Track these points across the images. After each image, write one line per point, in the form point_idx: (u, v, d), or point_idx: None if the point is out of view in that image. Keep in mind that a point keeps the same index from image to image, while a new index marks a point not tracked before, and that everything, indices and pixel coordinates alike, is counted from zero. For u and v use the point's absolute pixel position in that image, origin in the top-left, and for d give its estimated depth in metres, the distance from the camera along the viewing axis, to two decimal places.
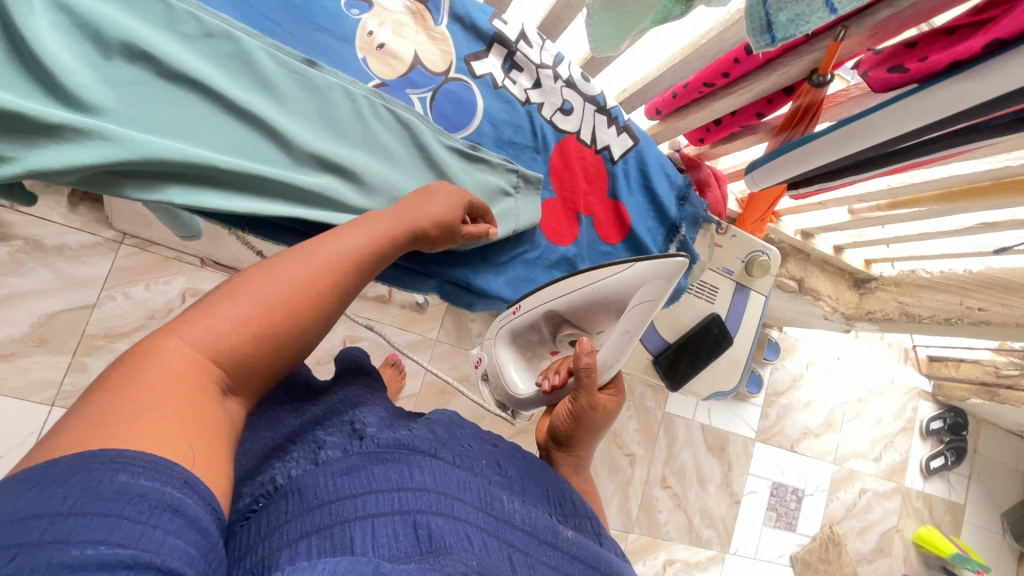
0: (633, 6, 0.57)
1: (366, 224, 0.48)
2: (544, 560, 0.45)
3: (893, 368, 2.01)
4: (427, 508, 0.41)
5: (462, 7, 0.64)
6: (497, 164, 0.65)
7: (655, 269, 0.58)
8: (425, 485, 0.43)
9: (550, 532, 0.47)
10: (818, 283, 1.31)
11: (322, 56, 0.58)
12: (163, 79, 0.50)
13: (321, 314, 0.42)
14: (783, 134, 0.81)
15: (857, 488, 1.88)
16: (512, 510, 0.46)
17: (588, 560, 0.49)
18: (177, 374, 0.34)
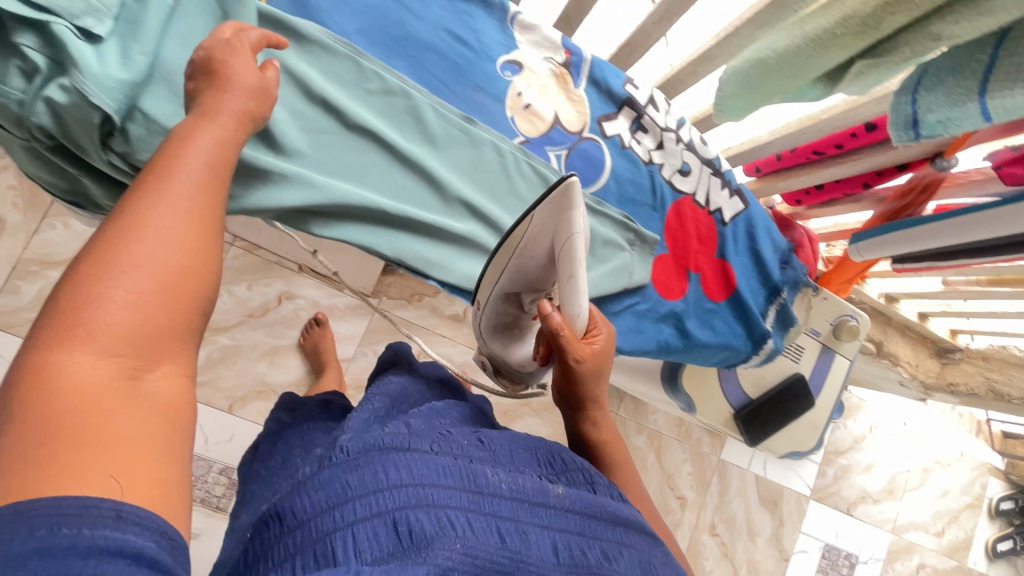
0: (769, 87, 0.60)
1: (213, 122, 0.42)
2: (532, 522, 0.43)
3: (963, 440, 1.92)
4: (407, 502, 0.38)
5: (601, 72, 0.69)
6: (622, 219, 0.68)
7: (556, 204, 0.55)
8: (404, 479, 0.39)
9: (538, 495, 0.44)
10: (898, 348, 1.28)
11: (476, 113, 0.63)
12: (348, 129, 0.56)
13: (201, 225, 0.38)
14: (892, 206, 0.81)
15: (915, 561, 1.80)
16: (495, 482, 0.43)
17: (582, 510, 0.46)
18: (112, 354, 0.32)
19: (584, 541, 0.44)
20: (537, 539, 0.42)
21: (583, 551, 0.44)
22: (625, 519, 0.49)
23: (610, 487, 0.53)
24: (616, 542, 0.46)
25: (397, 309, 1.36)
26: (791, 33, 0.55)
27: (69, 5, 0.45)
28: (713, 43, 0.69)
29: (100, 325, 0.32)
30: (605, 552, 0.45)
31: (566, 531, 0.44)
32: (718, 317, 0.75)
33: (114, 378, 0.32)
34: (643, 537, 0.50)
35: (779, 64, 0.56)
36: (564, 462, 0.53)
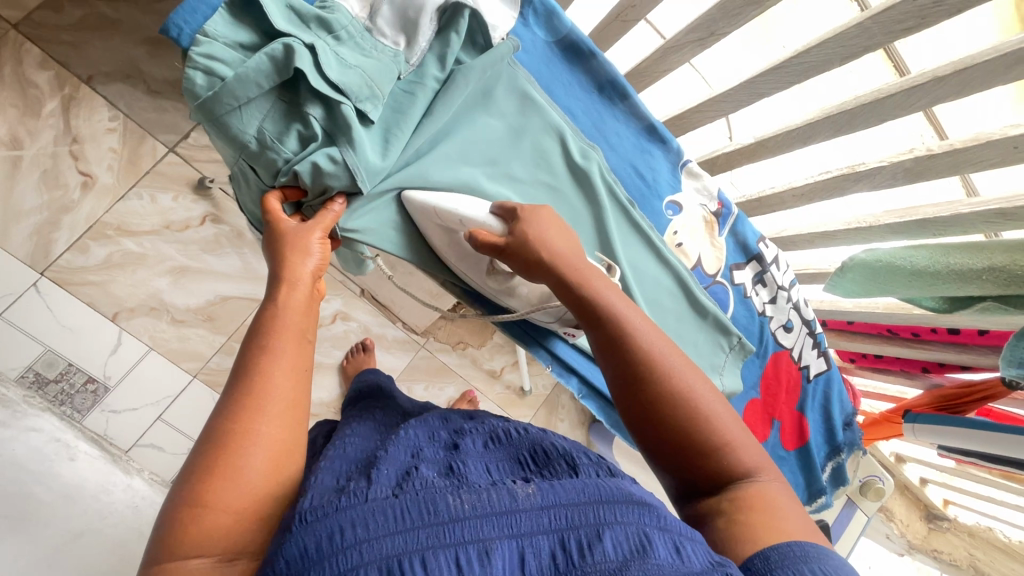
0: (895, 283, 0.67)
1: (307, 263, 0.48)
2: (501, 535, 0.35)
3: None
4: (359, 561, 0.33)
5: (742, 226, 0.76)
6: (732, 348, 0.75)
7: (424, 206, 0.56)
8: (360, 537, 0.34)
9: (503, 501, 0.37)
10: (895, 506, 1.32)
11: (643, 205, 0.72)
12: (540, 194, 0.65)
13: (296, 428, 0.40)
14: (945, 395, 0.88)
15: None
16: (456, 504, 0.36)
17: (567, 502, 0.38)
18: (269, 457, 0.37)
19: (562, 537, 0.36)
20: (501, 557, 0.35)
21: (555, 554, 0.35)
22: (617, 491, 0.39)
23: (602, 466, 0.44)
24: (600, 522, 0.37)
25: (441, 352, 1.39)
26: (932, 257, 0.62)
27: (357, 90, 0.50)
28: (842, 227, 0.74)
29: (251, 434, 0.37)
30: (589, 540, 0.36)
31: (541, 533, 0.36)
32: (787, 464, 0.82)
33: (265, 492, 0.37)
34: (636, 507, 0.38)
35: (911, 276, 0.64)
36: (548, 449, 0.45)
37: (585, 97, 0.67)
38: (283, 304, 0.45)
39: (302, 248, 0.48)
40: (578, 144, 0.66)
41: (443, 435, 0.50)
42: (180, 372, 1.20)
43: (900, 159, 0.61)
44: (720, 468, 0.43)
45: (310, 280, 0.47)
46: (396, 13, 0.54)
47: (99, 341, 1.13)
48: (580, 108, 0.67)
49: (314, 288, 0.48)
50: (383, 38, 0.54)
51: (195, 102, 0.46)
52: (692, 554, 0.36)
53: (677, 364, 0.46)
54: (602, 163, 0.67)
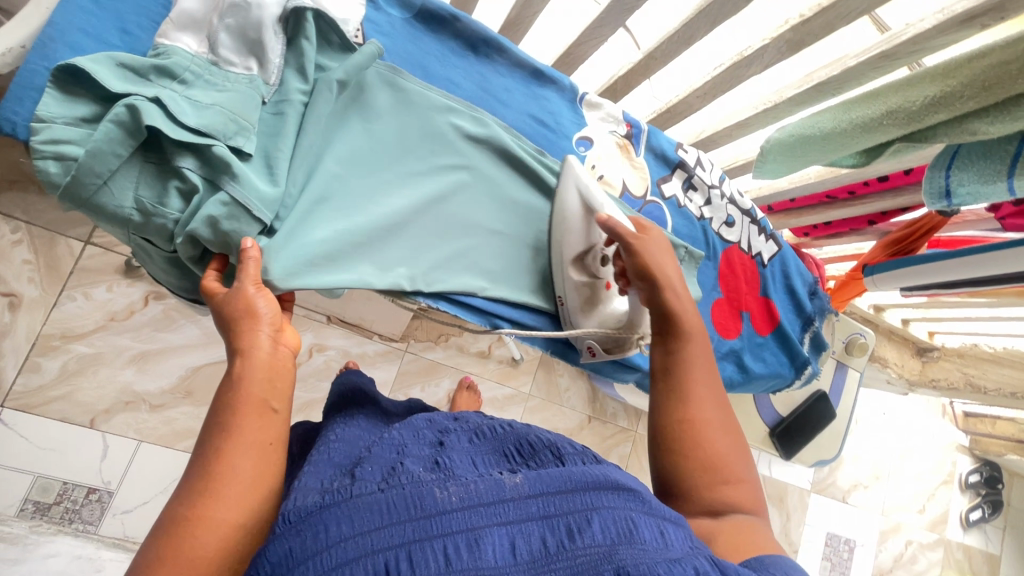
0: (811, 156, 0.69)
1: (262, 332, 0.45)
2: (488, 525, 0.37)
3: (935, 425, 2.10)
4: (344, 557, 0.34)
5: (657, 141, 0.77)
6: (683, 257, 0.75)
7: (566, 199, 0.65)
8: (343, 533, 0.35)
9: (491, 491, 0.39)
10: (886, 352, 1.44)
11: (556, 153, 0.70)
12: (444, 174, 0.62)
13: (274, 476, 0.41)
14: (896, 242, 0.92)
15: (903, 539, 1.96)
16: (445, 497, 0.38)
17: (549, 488, 0.39)
18: (241, 503, 0.38)
19: (552, 523, 0.38)
20: (492, 542, 0.36)
21: (545, 538, 0.37)
22: (607, 479, 0.41)
23: (588, 456, 0.46)
24: (588, 507, 0.39)
25: (425, 351, 1.39)
26: (836, 117, 0.64)
27: (223, 128, 0.48)
28: (751, 113, 0.76)
29: (217, 493, 0.38)
30: (579, 523, 0.38)
31: (530, 520, 0.38)
32: (767, 349, 0.84)
33: (235, 542, 0.37)
34: (625, 495, 0.41)
35: (824, 140, 0.65)
36: (534, 442, 0.47)
37: (462, 62, 0.65)
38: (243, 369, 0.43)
39: (256, 312, 0.46)
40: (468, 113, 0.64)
41: (427, 433, 0.51)
42: (179, 452, 1.18)
43: (779, 33, 0.62)
44: (687, 455, 0.53)
45: (271, 352, 0.45)
46: (237, 36, 0.52)
47: (86, 450, 1.10)
48: (461, 75, 0.65)
49: (280, 348, 0.46)
50: (241, 62, 0.53)
51: (58, 191, 0.44)
52: (674, 537, 0.39)
53: (696, 379, 0.58)
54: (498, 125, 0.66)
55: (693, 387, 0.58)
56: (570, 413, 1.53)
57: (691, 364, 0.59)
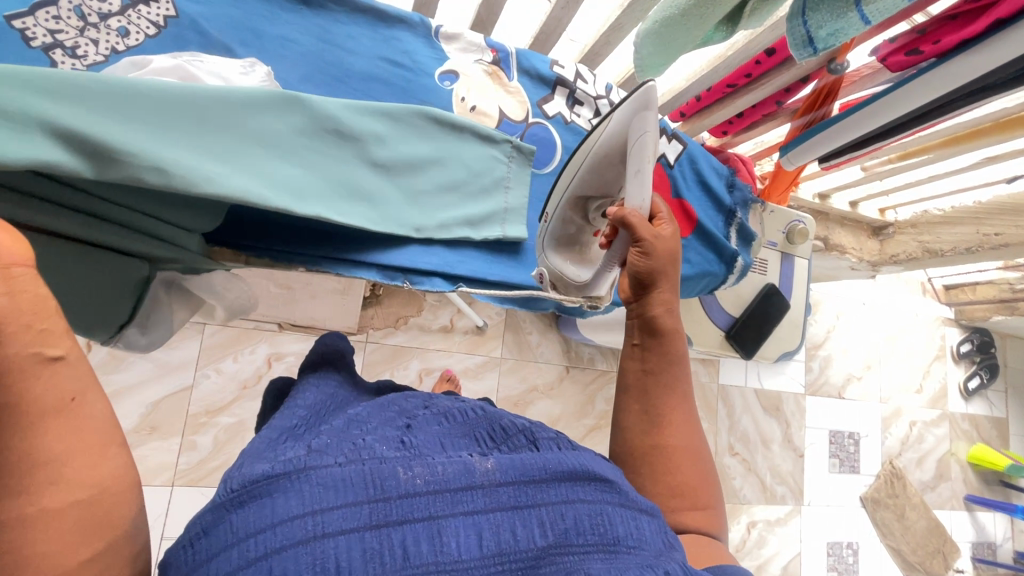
0: (678, 40, 0.67)
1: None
2: (456, 514, 0.33)
3: (918, 304, 2.10)
4: (291, 539, 0.30)
5: (528, 61, 0.74)
6: (509, 154, 0.71)
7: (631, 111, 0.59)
8: (292, 510, 0.31)
9: (461, 476, 0.35)
10: (842, 238, 1.43)
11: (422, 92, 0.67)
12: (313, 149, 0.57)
13: (94, 436, 0.34)
14: (806, 116, 0.90)
15: (906, 421, 1.98)
16: (409, 478, 0.33)
17: (523, 477, 0.36)
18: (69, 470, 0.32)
19: (524, 515, 0.35)
20: (455, 534, 0.33)
21: (515, 531, 0.34)
22: (584, 469, 0.38)
23: (563, 438, 0.41)
24: (562, 501, 0.36)
25: (386, 337, 1.37)
26: None
27: None
28: (620, 11, 0.75)
29: (37, 486, 0.31)
30: (552, 517, 0.36)
31: (499, 509, 0.35)
32: (690, 249, 0.82)
33: (98, 515, 0.32)
34: (600, 486, 0.39)
35: (684, 18, 0.63)
36: (507, 426, 0.41)
37: (296, 17, 0.62)
38: (5, 310, 0.32)
39: None
40: (311, 70, 0.61)
41: (401, 408, 0.45)
42: (158, 488, 1.16)
43: None
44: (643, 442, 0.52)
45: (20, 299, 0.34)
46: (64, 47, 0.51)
47: None
48: (296, 30, 0.61)
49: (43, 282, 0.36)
50: (52, 53, 0.50)
51: None
52: (645, 531, 0.39)
53: (666, 373, 0.55)
54: (347, 77, 0.63)
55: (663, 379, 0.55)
56: (546, 367, 1.53)
57: (667, 364, 0.55)
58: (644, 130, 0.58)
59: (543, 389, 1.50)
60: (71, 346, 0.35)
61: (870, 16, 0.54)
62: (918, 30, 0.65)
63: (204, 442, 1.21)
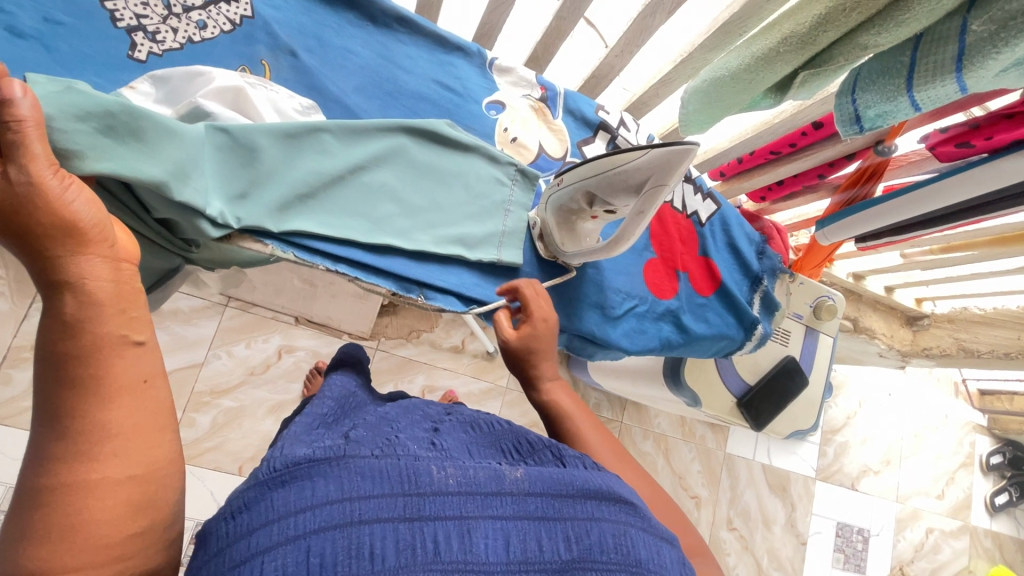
0: (725, 101, 0.68)
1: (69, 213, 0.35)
2: (483, 517, 0.35)
3: (948, 404, 2.00)
4: (329, 520, 0.31)
5: (575, 103, 0.76)
6: (513, 177, 0.68)
7: (665, 158, 0.50)
8: (331, 495, 0.32)
9: (490, 482, 0.36)
10: (873, 322, 1.38)
11: (468, 116, 0.69)
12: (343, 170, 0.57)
13: (149, 409, 0.35)
14: (847, 193, 0.89)
15: (923, 527, 1.85)
16: (442, 478, 0.35)
17: (548, 492, 0.37)
18: (124, 439, 0.33)
19: (549, 527, 0.36)
20: (483, 536, 0.34)
21: (540, 541, 0.35)
22: (608, 489, 0.39)
23: (588, 459, 0.43)
24: (588, 517, 0.37)
25: (397, 347, 1.39)
26: (740, 54, 0.62)
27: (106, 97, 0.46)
28: (671, 67, 0.77)
29: (105, 455, 0.32)
30: (577, 532, 0.36)
31: (525, 518, 0.36)
32: (710, 309, 0.81)
33: (142, 496, 0.33)
34: (624, 508, 0.39)
35: (733, 81, 0.63)
36: (532, 440, 0.43)
37: (360, 32, 0.65)
38: (107, 294, 0.36)
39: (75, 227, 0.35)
40: (365, 81, 0.64)
41: (425, 417, 0.46)
42: None
43: None
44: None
45: (112, 285, 0.36)
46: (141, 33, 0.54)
47: None
48: (360, 44, 0.65)
49: (121, 267, 0.38)
50: (133, 34, 0.54)
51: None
52: (667, 557, 0.39)
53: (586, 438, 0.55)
54: (397, 93, 0.65)
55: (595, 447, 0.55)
56: None
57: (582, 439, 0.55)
58: (662, 185, 0.52)
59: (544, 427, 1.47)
60: (151, 334, 0.38)
61: (921, 103, 0.54)
62: (970, 124, 0.65)
63: (203, 421, 1.22)
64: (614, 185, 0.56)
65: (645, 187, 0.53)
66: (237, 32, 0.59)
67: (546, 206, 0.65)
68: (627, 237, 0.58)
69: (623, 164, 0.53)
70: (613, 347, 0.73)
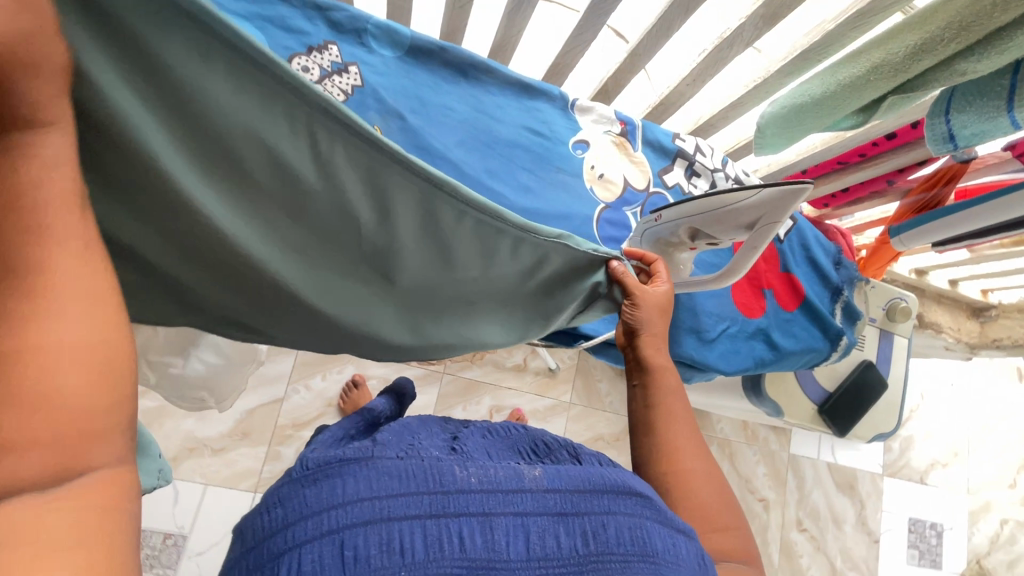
0: (805, 124, 0.70)
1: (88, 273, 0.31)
2: (506, 515, 0.37)
3: (1011, 390, 1.94)
4: (360, 517, 0.34)
5: (652, 134, 0.79)
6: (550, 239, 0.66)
7: (781, 197, 0.52)
8: (361, 492, 0.35)
9: (510, 480, 0.38)
10: (938, 317, 1.37)
11: (557, 157, 0.72)
12: None
13: None
14: (920, 198, 0.90)
15: (997, 518, 1.81)
16: (464, 476, 0.37)
17: (567, 490, 0.39)
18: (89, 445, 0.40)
19: (565, 523, 0.38)
20: (505, 535, 0.36)
21: (558, 538, 0.37)
22: (625, 484, 0.41)
23: (605, 458, 0.45)
24: (605, 511, 0.39)
25: (463, 370, 1.42)
26: (823, 82, 0.64)
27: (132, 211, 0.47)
28: (743, 91, 0.78)
29: None
30: (594, 527, 0.38)
31: (545, 516, 0.37)
32: (797, 323, 0.82)
33: None
34: (641, 502, 0.41)
35: (817, 107, 0.66)
36: (550, 443, 0.48)
37: (455, 88, 0.69)
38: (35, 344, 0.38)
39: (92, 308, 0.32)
40: (463, 135, 0.67)
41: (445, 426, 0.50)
42: (242, 493, 1.23)
43: (752, 11, 0.64)
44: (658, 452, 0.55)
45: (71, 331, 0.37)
46: None
47: (158, 498, 1.17)
48: (456, 100, 0.68)
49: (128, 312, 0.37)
50: None
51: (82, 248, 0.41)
52: (684, 550, 0.40)
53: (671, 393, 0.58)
54: (492, 143, 0.69)
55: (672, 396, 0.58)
56: (614, 417, 1.52)
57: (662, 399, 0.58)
58: (775, 221, 0.54)
59: (609, 439, 1.49)
60: None
61: (1020, 120, 0.55)
62: None
63: (288, 453, 1.28)
64: (723, 221, 0.58)
65: (757, 223, 0.56)
66: (350, 100, 0.63)
67: (643, 239, 0.68)
68: (736, 271, 0.60)
69: (733, 203, 0.56)
70: (710, 369, 0.75)
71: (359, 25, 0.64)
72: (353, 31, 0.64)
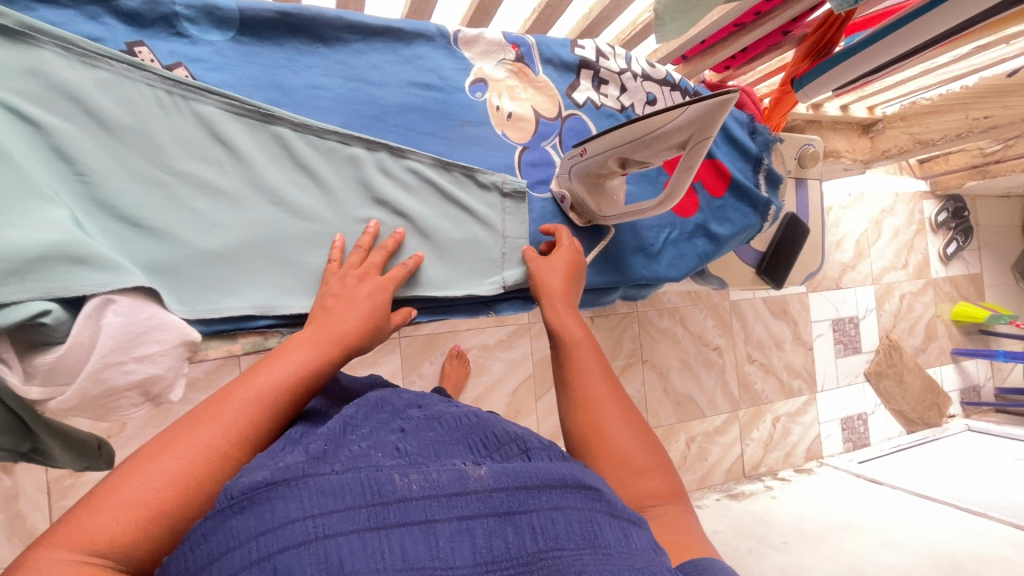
0: None
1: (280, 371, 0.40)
2: (452, 519, 0.30)
3: (895, 183, 2.15)
4: (291, 540, 0.27)
5: (549, 50, 0.71)
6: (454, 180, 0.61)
7: (710, 111, 0.49)
8: (293, 513, 0.28)
9: (452, 480, 0.31)
10: (836, 144, 1.45)
11: (457, 106, 0.64)
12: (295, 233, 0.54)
13: None
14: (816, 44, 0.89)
15: (897, 296, 2.13)
16: (406, 483, 0.30)
17: (517, 485, 0.32)
18: None
19: (516, 525, 0.31)
20: (450, 541, 0.29)
21: (507, 541, 0.30)
22: (575, 474, 0.34)
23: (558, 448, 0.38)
24: (553, 505, 0.32)
25: (418, 329, 1.38)
26: None
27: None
28: None
29: None
30: (543, 523, 0.31)
31: (490, 518, 0.31)
32: (729, 207, 0.84)
33: None
34: (590, 494, 0.34)
35: None
36: (500, 433, 0.38)
37: (314, 59, 0.57)
38: None
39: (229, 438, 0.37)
40: (343, 114, 0.57)
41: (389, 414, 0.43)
42: None
43: None
44: (581, 426, 0.48)
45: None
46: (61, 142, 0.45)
47: None
48: (322, 73, 0.57)
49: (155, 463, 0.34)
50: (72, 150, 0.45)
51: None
52: (640, 541, 0.33)
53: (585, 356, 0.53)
54: (379, 112, 0.59)
55: (588, 371, 0.52)
56: None
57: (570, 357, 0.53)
58: (706, 137, 0.51)
59: None
60: None
61: None
62: None
63: None
64: (652, 147, 0.55)
65: (689, 143, 0.53)
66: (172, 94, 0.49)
67: (571, 177, 0.64)
68: (674, 194, 0.58)
69: (660, 126, 0.52)
70: (662, 279, 0.76)
71: (165, 10, 0.51)
72: (162, 19, 0.51)
